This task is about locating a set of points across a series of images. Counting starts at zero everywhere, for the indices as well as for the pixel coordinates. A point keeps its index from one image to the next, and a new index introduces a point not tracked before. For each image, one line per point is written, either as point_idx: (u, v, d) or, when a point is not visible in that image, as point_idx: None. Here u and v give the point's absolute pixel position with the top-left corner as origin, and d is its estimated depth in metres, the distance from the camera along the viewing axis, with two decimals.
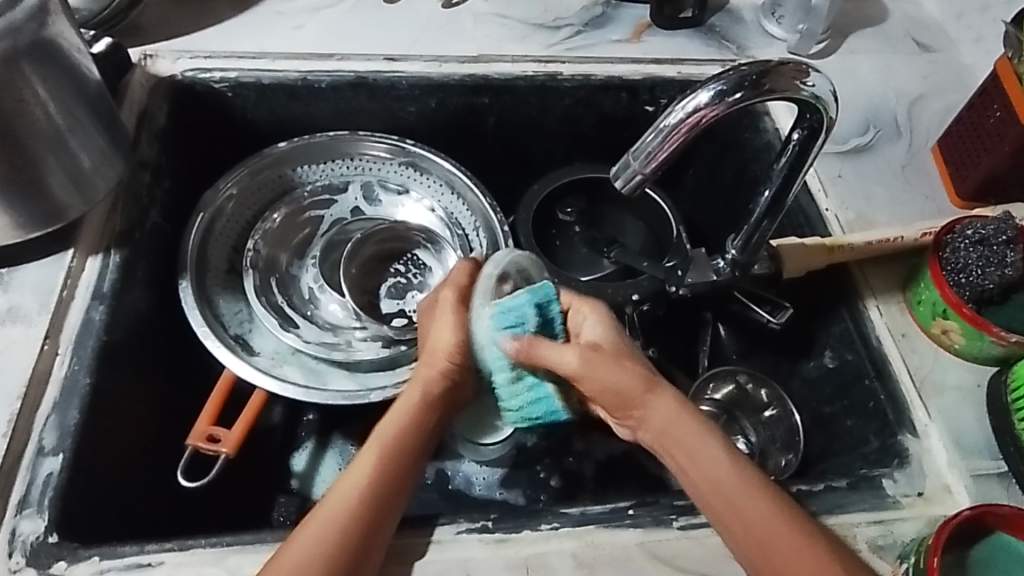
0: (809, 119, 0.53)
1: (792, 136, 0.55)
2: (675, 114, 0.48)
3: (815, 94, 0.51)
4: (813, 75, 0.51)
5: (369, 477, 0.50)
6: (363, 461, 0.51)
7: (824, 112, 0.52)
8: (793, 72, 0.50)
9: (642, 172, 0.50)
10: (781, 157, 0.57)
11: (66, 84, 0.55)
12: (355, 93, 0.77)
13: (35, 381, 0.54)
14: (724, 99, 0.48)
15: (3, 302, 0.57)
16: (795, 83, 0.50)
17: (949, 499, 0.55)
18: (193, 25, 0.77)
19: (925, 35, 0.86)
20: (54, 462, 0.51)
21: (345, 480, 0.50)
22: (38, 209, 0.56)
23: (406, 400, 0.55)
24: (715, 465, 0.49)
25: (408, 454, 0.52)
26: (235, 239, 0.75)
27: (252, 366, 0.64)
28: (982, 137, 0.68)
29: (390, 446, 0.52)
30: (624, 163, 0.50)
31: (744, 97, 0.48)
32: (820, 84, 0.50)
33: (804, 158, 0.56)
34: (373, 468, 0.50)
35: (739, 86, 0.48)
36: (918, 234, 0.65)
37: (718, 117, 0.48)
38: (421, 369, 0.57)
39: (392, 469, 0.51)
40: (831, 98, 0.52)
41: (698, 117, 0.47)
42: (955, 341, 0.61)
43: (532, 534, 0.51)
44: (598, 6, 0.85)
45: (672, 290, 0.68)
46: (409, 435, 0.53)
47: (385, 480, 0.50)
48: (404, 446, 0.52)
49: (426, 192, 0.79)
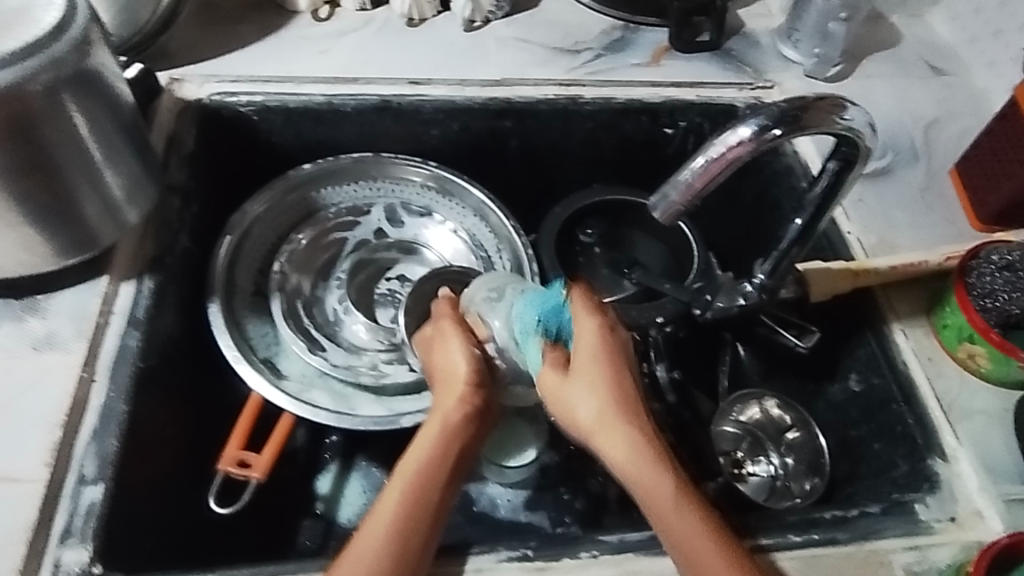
0: (844, 151, 0.54)
1: (826, 166, 0.56)
2: (715, 147, 0.48)
3: (851, 127, 0.51)
4: (850, 108, 0.50)
5: (397, 517, 0.49)
6: (390, 497, 0.50)
7: (860, 143, 0.52)
8: (830, 106, 0.50)
9: (680, 202, 0.50)
10: (814, 186, 0.57)
11: (103, 112, 0.54)
12: (380, 116, 0.78)
13: (74, 409, 0.53)
14: (764, 135, 0.47)
15: (40, 327, 0.56)
16: (831, 116, 0.50)
17: (980, 524, 0.56)
18: (219, 49, 0.77)
19: (938, 59, 0.87)
20: (96, 491, 0.51)
21: (373, 519, 0.49)
22: (72, 236, 0.56)
23: (428, 435, 0.54)
24: (676, 518, 0.50)
25: (433, 484, 0.51)
26: (261, 261, 0.75)
27: (282, 391, 0.65)
28: (1002, 163, 0.70)
29: (416, 480, 0.51)
30: (662, 193, 0.50)
31: (784, 133, 0.47)
32: (856, 117, 0.50)
33: (836, 189, 0.56)
34: (398, 508, 0.49)
35: (779, 120, 0.47)
36: (941, 259, 0.66)
37: (758, 152, 0.48)
38: (443, 401, 0.56)
39: (419, 506, 0.50)
40: (868, 129, 0.51)
41: (739, 151, 0.47)
42: (981, 366, 0.62)
43: (572, 562, 0.51)
44: (617, 30, 0.86)
45: (698, 313, 0.69)
46: (436, 467, 0.52)
47: (413, 514, 0.49)
48: (425, 488, 0.51)
49: (449, 214, 0.80)
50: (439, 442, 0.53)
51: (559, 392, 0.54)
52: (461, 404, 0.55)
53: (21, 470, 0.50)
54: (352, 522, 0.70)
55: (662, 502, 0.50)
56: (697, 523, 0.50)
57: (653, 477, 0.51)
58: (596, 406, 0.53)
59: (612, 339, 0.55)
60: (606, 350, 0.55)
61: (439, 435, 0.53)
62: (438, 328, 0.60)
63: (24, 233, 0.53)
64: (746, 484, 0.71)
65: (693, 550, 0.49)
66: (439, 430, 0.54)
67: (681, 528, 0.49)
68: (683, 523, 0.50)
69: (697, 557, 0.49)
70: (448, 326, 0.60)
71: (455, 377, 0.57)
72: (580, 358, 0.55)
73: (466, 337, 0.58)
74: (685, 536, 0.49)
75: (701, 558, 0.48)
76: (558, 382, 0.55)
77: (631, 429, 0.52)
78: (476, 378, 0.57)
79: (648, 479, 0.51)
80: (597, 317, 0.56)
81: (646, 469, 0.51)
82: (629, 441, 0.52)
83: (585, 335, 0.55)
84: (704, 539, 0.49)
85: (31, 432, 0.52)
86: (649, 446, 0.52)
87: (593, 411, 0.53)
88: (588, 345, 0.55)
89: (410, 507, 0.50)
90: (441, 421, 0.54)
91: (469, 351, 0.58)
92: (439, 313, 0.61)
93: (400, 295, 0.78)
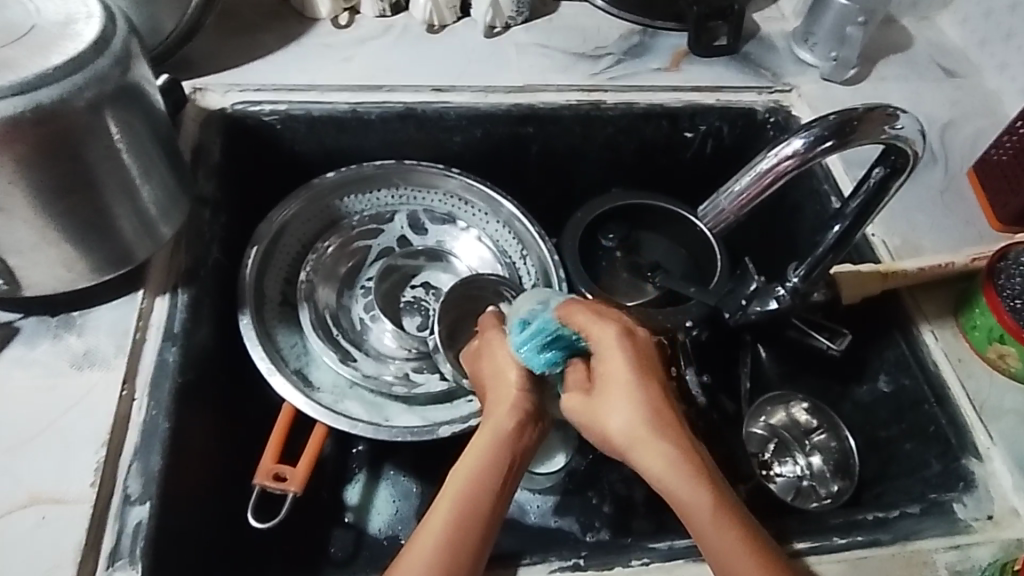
0: (893, 158, 0.56)
1: (872, 172, 0.58)
2: (767, 160, 0.53)
3: (901, 136, 0.53)
4: (901, 117, 0.53)
5: (444, 540, 0.47)
6: (439, 514, 0.48)
7: (910, 151, 0.55)
8: (883, 116, 0.52)
9: (730, 212, 0.57)
10: (858, 191, 0.59)
11: (140, 126, 0.54)
12: (403, 124, 0.77)
13: (117, 426, 0.54)
14: (814, 149, 0.51)
15: (79, 345, 0.57)
16: (882, 126, 0.52)
17: (1017, 522, 0.57)
18: (240, 57, 0.77)
19: (951, 61, 0.88)
20: (143, 509, 0.51)
21: (420, 540, 0.48)
22: (109, 252, 0.56)
23: (479, 445, 0.52)
24: (714, 537, 0.46)
25: (482, 497, 0.49)
26: (287, 270, 0.74)
27: (315, 402, 0.64)
28: (1022, 165, 0.71)
29: (465, 494, 0.49)
30: (714, 203, 0.57)
31: (833, 147, 0.51)
32: (908, 126, 0.53)
33: (883, 190, 0.58)
34: (447, 525, 0.48)
35: (833, 132, 0.51)
36: (966, 261, 0.67)
37: (808, 164, 0.52)
38: (494, 412, 0.54)
39: (468, 521, 0.48)
40: (918, 138, 0.54)
41: (789, 165, 0.52)
42: (1010, 365, 0.63)
43: (623, 570, 0.53)
44: (635, 35, 0.86)
45: (727, 318, 0.70)
46: (487, 481, 0.50)
47: (462, 531, 0.48)
48: (474, 503, 0.49)
49: (473, 220, 0.80)
50: (489, 454, 0.51)
51: (588, 407, 0.51)
52: (511, 413, 0.53)
53: (68, 491, 0.51)
54: (383, 531, 0.70)
55: (701, 519, 0.47)
56: (734, 535, 0.46)
57: (690, 491, 0.47)
58: (630, 417, 0.49)
59: (630, 350, 0.51)
60: (626, 355, 0.51)
61: (490, 446, 0.51)
62: (488, 338, 0.60)
63: (64, 250, 0.53)
64: (775, 483, 0.71)
65: (729, 565, 0.46)
66: (491, 444, 0.51)
67: (717, 539, 0.46)
68: (723, 542, 0.46)
69: (735, 572, 0.46)
70: (495, 332, 0.60)
71: (507, 380, 0.56)
72: (606, 366, 0.51)
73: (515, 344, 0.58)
74: (727, 555, 0.46)
75: (738, 573, 0.46)
76: (586, 399, 0.52)
77: (665, 441, 0.48)
78: (526, 385, 0.56)
79: (685, 494, 0.47)
80: (615, 322, 0.52)
81: (683, 481, 0.47)
82: (667, 455, 0.48)
83: (603, 343, 0.52)
84: (747, 555, 0.46)
85: (76, 451, 0.52)
86: (689, 454, 0.48)
87: (624, 426, 0.49)
88: (615, 353, 0.51)
89: (459, 529, 0.48)
90: (491, 433, 0.52)
91: (516, 358, 0.57)
92: (486, 324, 0.61)
93: (426, 302, 0.77)
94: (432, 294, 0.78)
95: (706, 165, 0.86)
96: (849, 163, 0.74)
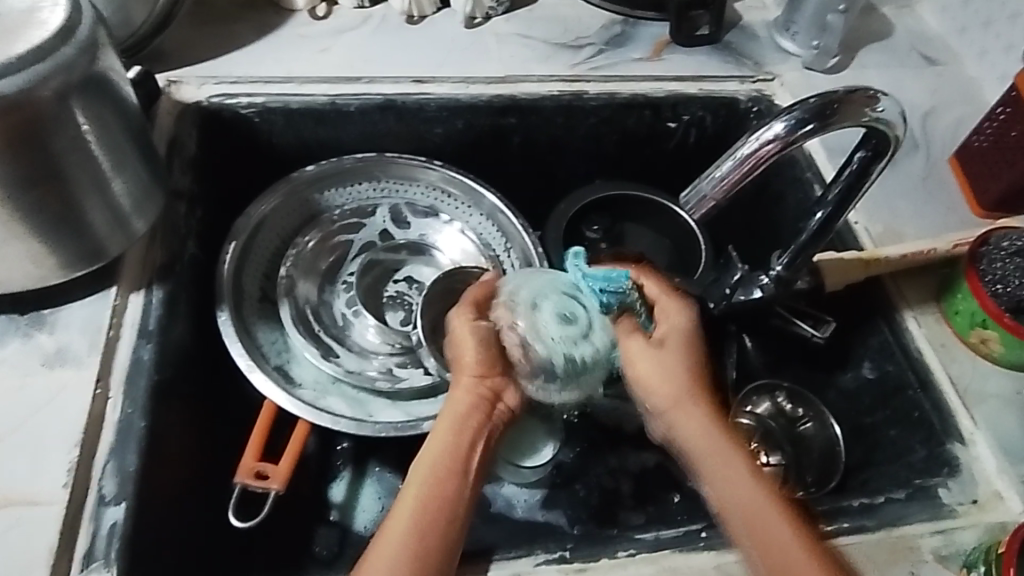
0: (874, 142, 0.56)
1: (855, 156, 0.58)
2: (749, 144, 0.53)
3: (883, 118, 0.53)
4: (882, 100, 0.53)
5: (417, 516, 0.49)
6: (412, 487, 0.50)
7: (891, 133, 0.55)
8: (862, 99, 0.52)
9: (711, 196, 0.56)
10: (841, 175, 0.59)
11: (111, 118, 0.53)
12: (383, 116, 0.76)
13: (91, 426, 0.53)
14: (795, 132, 0.51)
15: (50, 344, 0.56)
16: (863, 109, 0.52)
17: (1001, 505, 0.57)
18: (215, 49, 0.75)
19: (931, 49, 0.88)
20: (118, 511, 0.50)
21: (392, 520, 0.49)
22: (81, 248, 0.55)
23: (445, 418, 0.54)
24: (765, 529, 0.49)
25: (453, 465, 0.51)
26: (267, 266, 0.73)
27: (296, 398, 0.62)
28: (1003, 151, 0.71)
29: (436, 465, 0.51)
30: (695, 187, 0.56)
31: (814, 130, 0.51)
32: (888, 108, 0.53)
33: (864, 177, 0.58)
34: (421, 497, 0.49)
35: (813, 116, 0.51)
36: (949, 246, 0.67)
37: (787, 149, 0.52)
38: (459, 382, 0.55)
39: (442, 495, 0.50)
40: (899, 120, 0.53)
41: (770, 148, 0.51)
42: (993, 350, 0.63)
43: (609, 561, 0.52)
44: (616, 25, 0.85)
45: (712, 306, 0.70)
46: (455, 451, 0.52)
47: (435, 504, 0.49)
48: (446, 475, 0.51)
49: (455, 213, 0.78)
50: (456, 424, 0.53)
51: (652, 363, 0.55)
52: (476, 381, 0.55)
53: (40, 493, 0.50)
54: (368, 529, 0.69)
55: (750, 510, 0.50)
56: (752, 481, 0.51)
57: (723, 453, 0.52)
58: (678, 377, 0.55)
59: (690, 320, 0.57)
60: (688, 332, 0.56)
61: (456, 420, 0.53)
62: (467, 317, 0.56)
63: (32, 245, 0.52)
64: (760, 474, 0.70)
65: (748, 509, 0.50)
66: (456, 421, 0.53)
67: (735, 479, 0.51)
68: (772, 534, 0.49)
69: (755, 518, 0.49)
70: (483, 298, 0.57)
71: (470, 357, 0.55)
72: (670, 334, 0.56)
73: (490, 328, 0.55)
74: (779, 549, 0.48)
75: (757, 522, 0.49)
76: (653, 360, 0.55)
77: (698, 411, 0.54)
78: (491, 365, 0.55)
79: (734, 478, 0.51)
80: (675, 301, 0.58)
81: (713, 436, 0.53)
82: (703, 420, 0.54)
83: (669, 314, 0.57)
84: (795, 549, 0.48)
85: (49, 452, 0.51)
86: (733, 447, 0.53)
87: (663, 398, 0.55)
88: (675, 322, 0.57)
89: (432, 507, 0.49)
90: (459, 406, 0.54)
91: (481, 343, 0.55)
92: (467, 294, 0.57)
93: (409, 297, 0.77)
94: (414, 289, 0.78)
95: (689, 154, 0.86)
96: (831, 151, 0.75)
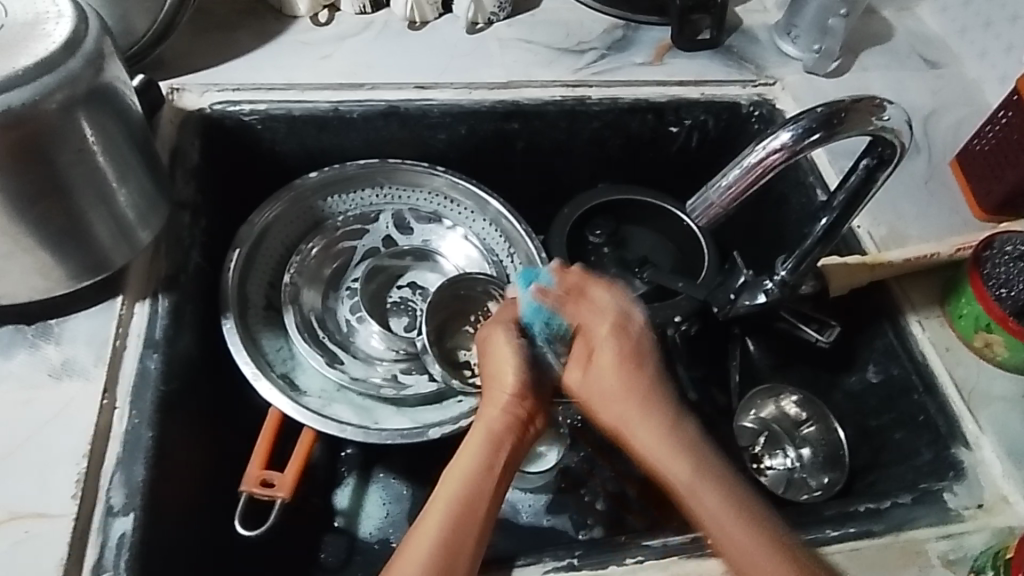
0: (880, 149, 0.56)
1: (859, 163, 0.58)
2: (755, 152, 0.53)
3: (888, 126, 0.53)
4: (887, 108, 0.53)
5: (446, 522, 0.49)
6: (438, 507, 0.50)
7: (896, 141, 0.55)
8: (868, 107, 0.53)
9: (719, 206, 0.55)
10: (846, 182, 0.59)
11: (116, 128, 0.53)
12: (386, 122, 0.76)
13: (98, 437, 0.53)
14: (803, 140, 0.51)
15: (57, 355, 0.55)
16: (868, 117, 0.53)
17: (1007, 508, 0.57)
18: (218, 57, 0.75)
19: (931, 51, 0.88)
20: (126, 522, 0.50)
21: (419, 528, 0.49)
22: (87, 258, 0.55)
23: (472, 441, 0.54)
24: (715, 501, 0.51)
25: (479, 485, 0.51)
26: (271, 273, 0.73)
27: (302, 407, 0.62)
28: (1004, 154, 0.71)
29: (462, 487, 0.51)
30: (702, 197, 0.55)
31: (821, 138, 0.51)
32: (893, 116, 0.53)
33: (868, 184, 0.58)
34: (446, 519, 0.49)
35: (819, 125, 0.51)
36: (952, 250, 0.68)
37: (795, 157, 0.52)
38: (488, 409, 0.56)
39: (466, 515, 0.50)
40: (904, 127, 0.54)
41: (778, 156, 0.51)
42: (997, 353, 0.63)
43: (618, 568, 0.52)
44: (618, 29, 0.85)
45: (715, 310, 0.70)
46: (481, 476, 0.52)
47: (459, 524, 0.49)
48: (473, 495, 0.50)
49: (459, 219, 0.79)
50: (482, 448, 0.53)
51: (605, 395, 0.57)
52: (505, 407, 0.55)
53: (48, 505, 0.50)
54: (374, 536, 0.69)
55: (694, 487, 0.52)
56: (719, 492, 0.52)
57: (708, 495, 0.52)
58: (608, 377, 0.57)
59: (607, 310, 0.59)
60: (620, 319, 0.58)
61: (484, 443, 0.53)
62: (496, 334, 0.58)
63: (39, 257, 0.52)
64: (765, 478, 0.71)
65: (724, 539, 0.50)
66: (489, 432, 0.54)
67: (710, 505, 0.51)
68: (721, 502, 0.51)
69: (736, 550, 0.50)
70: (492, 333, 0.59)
71: (503, 379, 0.56)
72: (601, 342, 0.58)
73: (520, 349, 0.57)
74: (730, 519, 0.50)
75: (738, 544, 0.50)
76: (583, 376, 0.58)
77: (652, 424, 0.55)
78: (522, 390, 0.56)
79: (704, 492, 0.52)
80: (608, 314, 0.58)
81: (672, 463, 0.54)
82: (655, 425, 0.55)
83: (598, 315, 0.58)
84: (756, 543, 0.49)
85: (57, 463, 0.51)
86: (688, 440, 0.54)
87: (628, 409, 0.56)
88: (608, 341, 0.58)
89: (461, 515, 0.49)
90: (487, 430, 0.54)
91: (517, 364, 0.57)
92: (497, 316, 0.59)
93: (413, 303, 0.77)
94: (419, 294, 0.78)
95: (691, 158, 0.86)
96: (834, 155, 0.75)
